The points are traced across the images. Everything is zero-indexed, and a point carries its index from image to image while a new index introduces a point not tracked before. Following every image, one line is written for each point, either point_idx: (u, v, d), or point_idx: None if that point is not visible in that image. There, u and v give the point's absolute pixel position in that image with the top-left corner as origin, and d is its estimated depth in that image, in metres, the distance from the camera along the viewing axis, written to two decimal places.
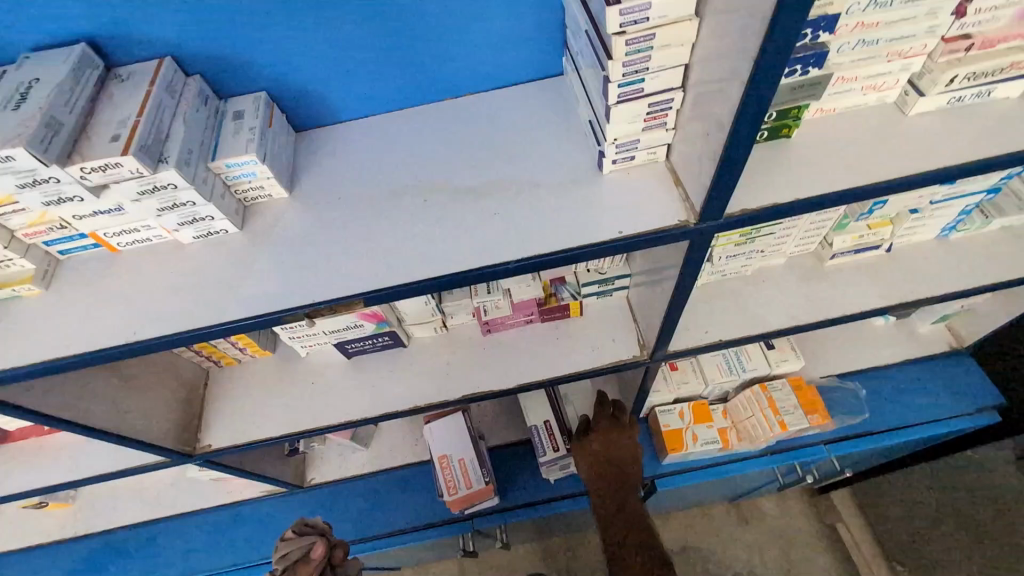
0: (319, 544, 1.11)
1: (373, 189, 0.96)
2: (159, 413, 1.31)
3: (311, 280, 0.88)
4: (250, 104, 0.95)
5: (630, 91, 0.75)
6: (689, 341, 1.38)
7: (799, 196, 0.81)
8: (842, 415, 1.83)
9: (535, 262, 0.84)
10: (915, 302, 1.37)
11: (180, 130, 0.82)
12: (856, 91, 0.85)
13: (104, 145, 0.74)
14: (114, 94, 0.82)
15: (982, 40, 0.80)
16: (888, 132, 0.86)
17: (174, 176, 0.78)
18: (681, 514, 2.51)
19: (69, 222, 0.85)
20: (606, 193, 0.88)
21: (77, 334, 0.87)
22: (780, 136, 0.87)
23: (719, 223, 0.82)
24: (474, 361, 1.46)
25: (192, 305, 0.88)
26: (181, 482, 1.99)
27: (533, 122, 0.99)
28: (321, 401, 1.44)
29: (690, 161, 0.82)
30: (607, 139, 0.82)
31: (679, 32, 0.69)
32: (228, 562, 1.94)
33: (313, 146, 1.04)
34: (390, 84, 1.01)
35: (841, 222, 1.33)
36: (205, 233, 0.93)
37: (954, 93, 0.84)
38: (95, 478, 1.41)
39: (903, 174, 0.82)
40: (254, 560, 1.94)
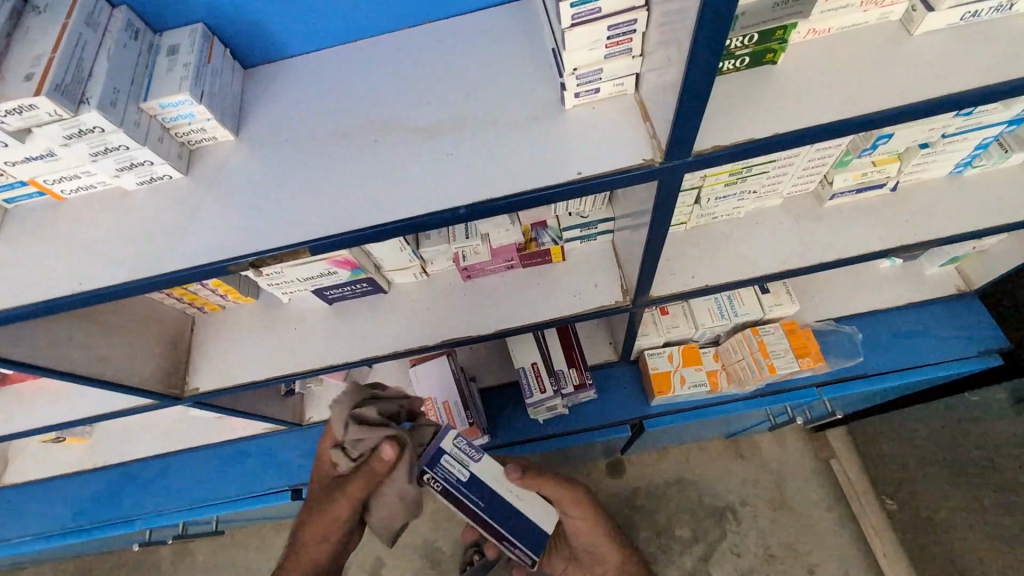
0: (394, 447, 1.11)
1: (323, 129, 0.90)
2: (142, 358, 1.32)
3: (258, 227, 0.85)
4: (186, 37, 0.87)
5: (585, 12, 0.67)
6: (674, 284, 1.33)
7: (778, 130, 0.73)
8: (836, 358, 1.80)
9: (487, 207, 0.78)
10: (918, 244, 1.29)
11: (103, 67, 0.76)
12: (853, 8, 0.74)
13: (18, 85, 0.69)
14: (29, 27, 0.75)
15: None
16: (889, 55, 0.76)
17: (99, 118, 0.73)
18: (676, 452, 2.56)
19: (3, 169, 0.81)
20: (568, 130, 0.81)
21: (28, 283, 0.86)
22: (764, 63, 0.78)
23: (687, 161, 0.74)
24: (456, 305, 1.44)
25: (140, 254, 0.86)
26: (187, 420, 2.07)
27: (495, 51, 0.90)
28: (305, 346, 1.45)
29: (657, 92, 0.74)
30: (565, 70, 0.74)
31: None
32: (235, 492, 2.05)
33: (262, 84, 0.97)
34: (339, 11, 0.93)
35: (843, 159, 1.24)
36: (149, 178, 0.89)
37: (967, 8, 0.74)
38: (93, 418, 1.46)
39: (901, 103, 0.73)
40: (260, 491, 2.05)
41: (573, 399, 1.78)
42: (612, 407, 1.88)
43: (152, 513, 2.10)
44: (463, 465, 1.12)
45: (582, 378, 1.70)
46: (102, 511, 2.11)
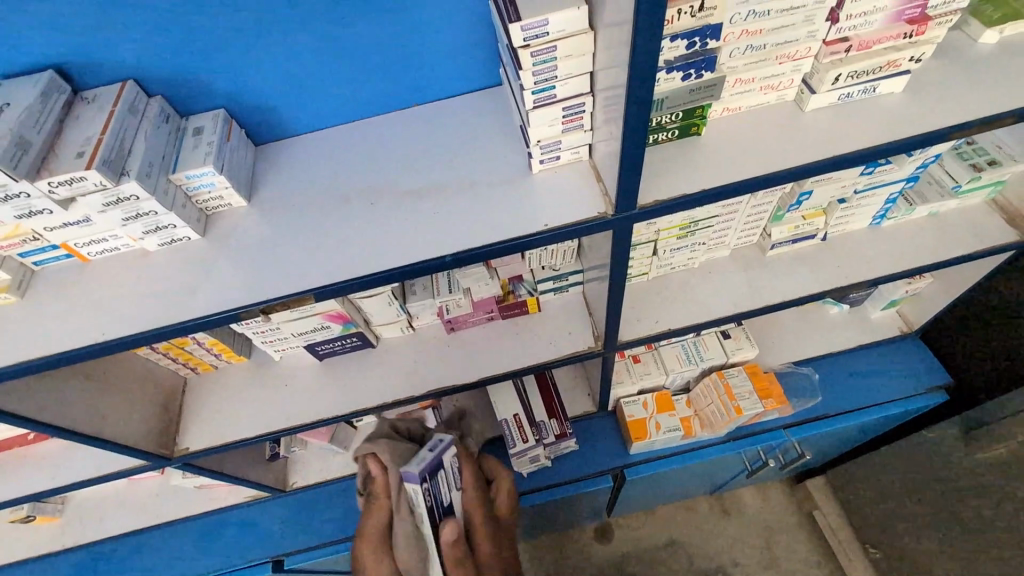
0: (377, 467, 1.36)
1: (325, 195, 1.04)
2: (136, 417, 1.37)
3: (268, 279, 0.96)
4: (209, 121, 1.03)
5: (544, 97, 0.84)
6: (641, 330, 1.46)
7: (703, 187, 0.90)
8: (797, 398, 1.93)
9: (469, 255, 0.92)
10: (849, 286, 1.46)
11: (141, 146, 0.90)
12: (755, 91, 0.94)
13: (70, 162, 0.82)
14: (80, 115, 0.89)
15: (859, 42, 0.89)
16: (788, 127, 0.95)
17: (136, 188, 0.86)
18: (664, 511, 2.61)
19: (40, 234, 0.92)
20: (536, 190, 0.97)
21: (52, 337, 0.94)
22: (691, 134, 0.96)
23: (633, 213, 0.90)
24: (440, 357, 1.53)
25: (158, 307, 0.96)
26: (167, 491, 2.03)
27: (473, 128, 1.08)
28: (296, 401, 1.51)
29: (606, 158, 0.90)
30: (531, 142, 0.90)
31: (578, 43, 0.78)
32: (214, 567, 1.98)
33: (271, 158, 1.12)
34: (341, 98, 1.10)
35: (777, 214, 1.41)
36: (169, 240, 1.00)
37: (841, 91, 0.94)
38: (78, 484, 1.46)
39: (798, 164, 0.91)
40: (237, 565, 1.97)
41: (556, 449, 1.84)
42: (594, 457, 1.93)
43: None
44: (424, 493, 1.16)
45: (563, 428, 1.76)
46: None
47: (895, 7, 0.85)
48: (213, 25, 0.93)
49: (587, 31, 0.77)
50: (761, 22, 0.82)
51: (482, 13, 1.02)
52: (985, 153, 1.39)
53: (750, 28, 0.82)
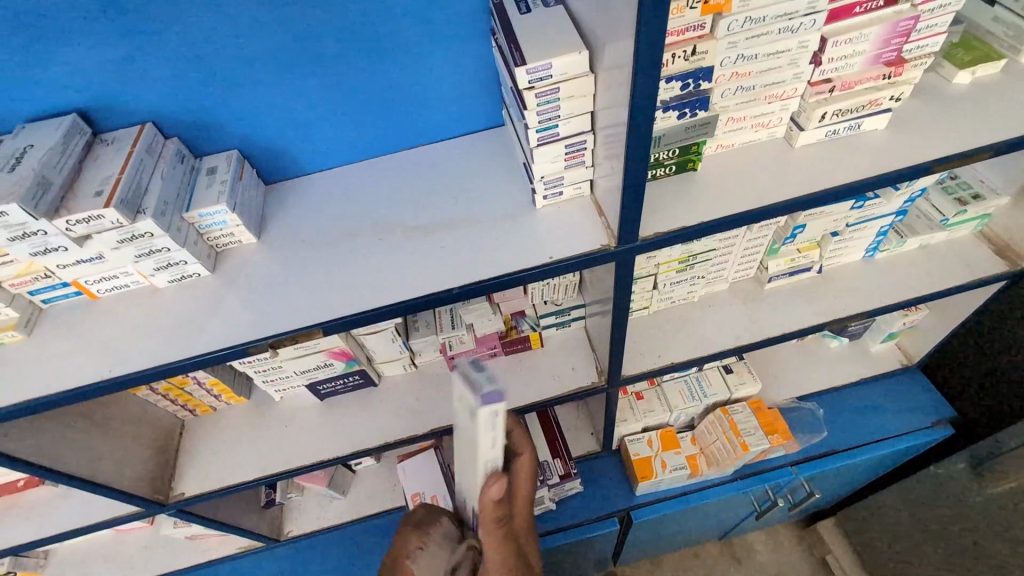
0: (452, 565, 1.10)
1: (334, 232, 1.07)
2: (133, 460, 1.33)
3: (276, 313, 0.97)
4: (223, 161, 1.06)
5: (548, 135, 0.88)
6: (644, 364, 1.46)
7: (702, 219, 0.93)
8: (802, 434, 1.90)
9: (477, 287, 0.94)
10: (847, 317, 1.48)
11: (157, 185, 0.92)
12: (747, 129, 0.99)
13: (88, 200, 0.84)
14: (99, 156, 0.93)
15: (842, 83, 0.94)
16: (780, 163, 1.00)
17: (151, 225, 0.88)
18: (673, 556, 2.54)
19: (52, 271, 0.93)
20: (539, 224, 0.99)
21: (58, 375, 0.94)
22: (687, 170, 1.00)
23: (635, 245, 0.92)
24: (443, 395, 1.52)
25: (165, 344, 0.96)
26: (157, 543, 1.95)
27: (478, 166, 1.12)
28: (296, 442, 1.48)
29: (607, 193, 0.94)
30: (535, 177, 0.94)
31: (580, 85, 0.82)
32: None
33: (281, 196, 1.15)
34: (350, 139, 1.15)
35: (773, 248, 1.45)
36: (179, 277, 1.02)
37: (829, 127, 0.98)
38: (68, 533, 1.41)
39: (792, 197, 0.95)
40: None
41: (560, 491, 1.79)
42: (599, 499, 1.89)
43: None
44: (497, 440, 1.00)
45: (567, 469, 1.72)
46: None
47: (874, 51, 0.91)
48: (232, 70, 0.99)
49: (587, 74, 0.82)
50: (750, 65, 0.87)
51: (485, 57, 1.08)
52: (968, 188, 1.46)
53: (739, 70, 0.87)
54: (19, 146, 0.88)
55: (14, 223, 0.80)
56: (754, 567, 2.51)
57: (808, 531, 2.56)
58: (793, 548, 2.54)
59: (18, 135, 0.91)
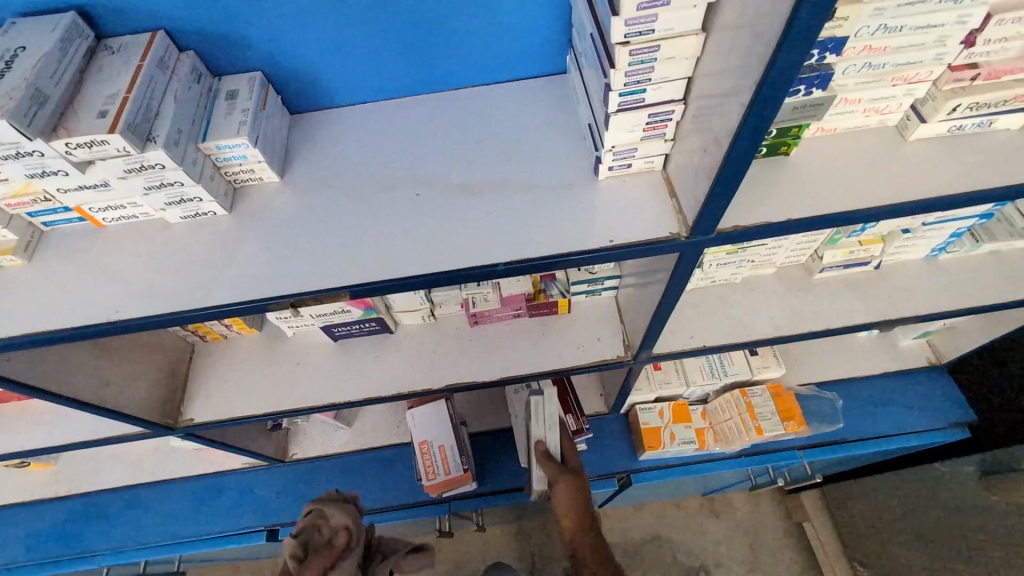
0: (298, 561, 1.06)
1: (368, 179, 0.94)
2: (142, 385, 1.29)
3: (297, 268, 0.86)
4: (245, 84, 0.92)
5: (631, 100, 0.74)
6: (674, 344, 1.38)
7: (790, 217, 0.81)
8: (818, 424, 1.81)
9: (525, 266, 0.83)
10: (897, 319, 1.38)
11: (170, 108, 0.80)
12: (858, 113, 0.84)
13: (91, 121, 0.73)
14: (103, 67, 0.79)
15: (988, 71, 0.79)
16: (885, 157, 0.86)
17: (162, 156, 0.76)
18: (655, 505, 2.61)
19: (53, 195, 0.83)
20: (602, 199, 0.87)
21: (60, 309, 0.86)
22: (779, 153, 0.87)
23: (709, 237, 0.81)
24: (461, 350, 1.46)
25: (175, 289, 0.87)
26: (164, 450, 1.96)
27: (533, 121, 0.97)
28: (306, 382, 1.43)
29: (685, 173, 0.81)
30: (605, 146, 0.81)
31: (684, 45, 0.67)
32: (203, 530, 1.89)
33: (308, 129, 1.02)
34: (390, 70, 0.99)
35: (833, 238, 1.33)
36: (193, 213, 0.91)
37: (955, 122, 0.84)
38: (74, 446, 1.39)
39: (895, 201, 0.82)
40: (229, 530, 1.89)
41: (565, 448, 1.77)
42: (600, 459, 1.88)
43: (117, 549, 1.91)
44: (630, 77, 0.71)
45: (579, 425, 1.67)
46: (54, 547, 1.90)
47: None
48: None
49: (697, 32, 0.67)
50: (889, 38, 0.71)
51: None
52: None
53: (874, 44, 0.72)
54: (9, 46, 0.75)
55: (5, 141, 0.69)
56: (731, 523, 2.56)
57: (788, 496, 2.59)
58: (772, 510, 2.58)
59: (7, 32, 0.77)
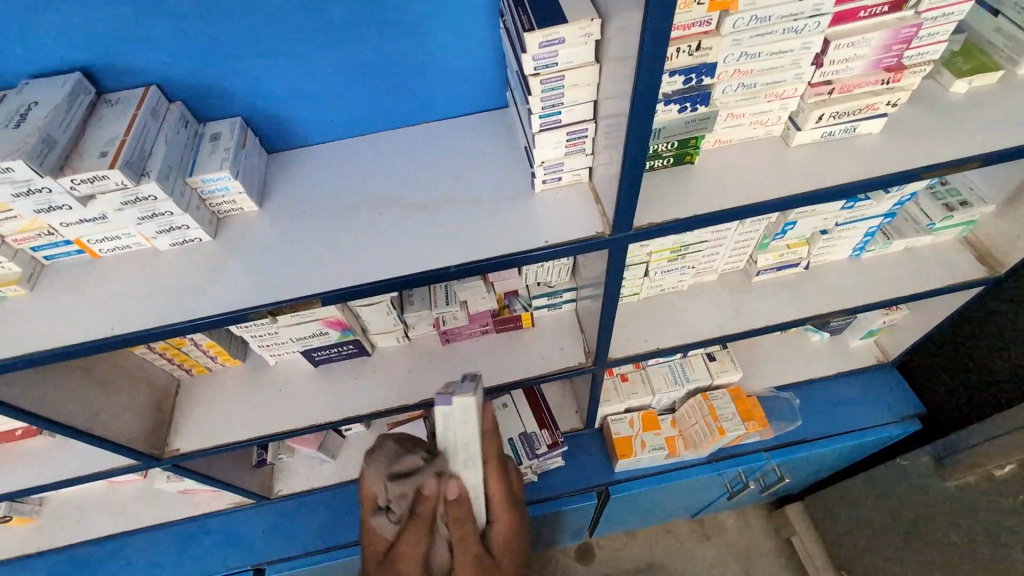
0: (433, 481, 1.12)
1: (336, 204, 1.08)
2: (130, 415, 1.35)
3: (274, 283, 0.98)
4: (226, 128, 1.06)
5: (550, 121, 0.90)
6: (629, 348, 1.48)
7: (693, 214, 0.96)
8: (778, 423, 1.90)
9: (474, 267, 0.95)
10: (829, 313, 1.52)
11: (161, 148, 0.93)
12: (746, 126, 1.02)
13: (93, 160, 0.85)
14: (104, 117, 0.93)
15: (842, 86, 0.99)
16: (772, 162, 1.03)
17: (155, 188, 0.89)
18: (647, 531, 2.48)
19: (56, 229, 0.95)
20: (539, 208, 1.01)
21: (60, 330, 0.96)
22: (685, 162, 1.02)
23: (628, 234, 0.95)
24: (435, 367, 1.54)
25: (164, 307, 0.97)
26: (148, 496, 1.93)
27: (479, 148, 1.12)
28: (288, 407, 1.49)
29: (605, 181, 0.96)
30: (535, 162, 0.96)
31: (584, 74, 0.84)
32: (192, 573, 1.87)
33: (283, 166, 1.15)
34: (354, 112, 1.14)
35: (763, 242, 1.46)
36: (181, 241, 1.03)
37: (825, 129, 1.03)
38: (61, 483, 1.42)
39: (779, 196, 0.98)
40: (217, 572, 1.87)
41: (543, 464, 1.78)
42: (579, 475, 1.89)
43: None
44: (545, 101, 0.87)
45: (554, 438, 1.67)
46: None
47: (874, 56, 0.95)
48: (241, 39, 0.98)
49: (593, 63, 0.83)
50: (752, 63, 0.91)
51: (492, 40, 1.08)
52: (956, 195, 1.48)
53: (742, 68, 0.91)
54: (24, 102, 0.88)
55: (20, 179, 0.81)
56: (723, 543, 2.45)
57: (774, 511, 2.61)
58: (761, 530, 2.49)
59: (22, 91, 0.91)
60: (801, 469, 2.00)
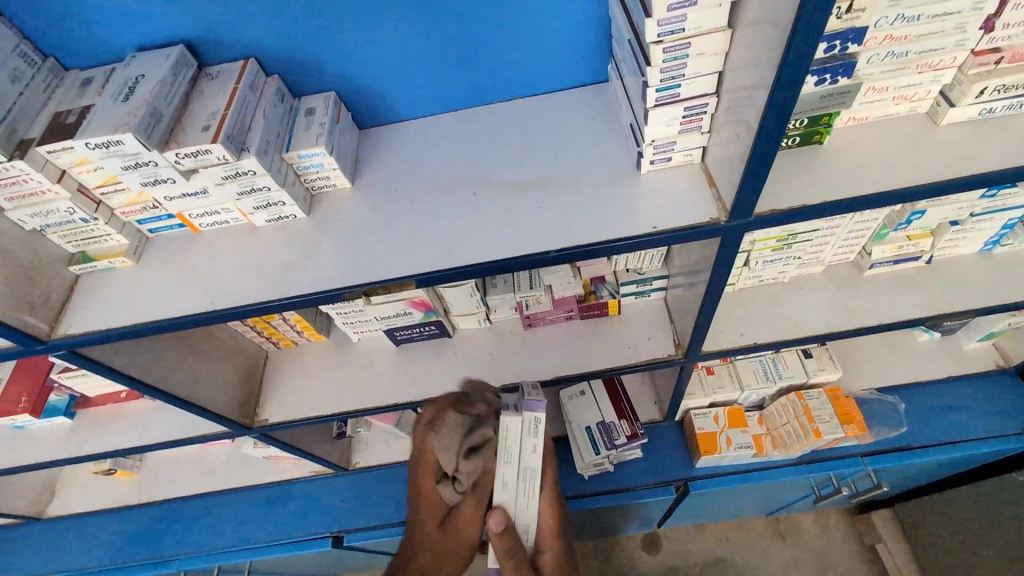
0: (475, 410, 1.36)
1: (428, 182, 1.04)
2: (221, 384, 1.40)
3: (369, 262, 0.96)
4: (321, 102, 1.04)
5: (668, 96, 0.81)
6: (723, 343, 1.38)
7: (827, 199, 0.85)
8: (880, 427, 1.75)
9: (575, 253, 0.89)
10: (953, 314, 1.35)
11: (260, 122, 0.92)
12: (888, 101, 0.89)
13: (196, 134, 0.85)
14: (205, 90, 0.92)
15: (1012, 54, 0.84)
16: (921, 141, 0.90)
17: (254, 163, 0.88)
18: (717, 526, 2.38)
19: (160, 203, 0.96)
20: (645, 191, 0.93)
21: (165, 303, 0.98)
22: (812, 142, 0.91)
23: (749, 220, 0.85)
24: (515, 352, 1.51)
25: (261, 283, 0.97)
26: (236, 459, 2.05)
27: (577, 125, 1.05)
28: (370, 384, 1.50)
29: (723, 162, 0.87)
30: (645, 141, 0.88)
31: (712, 42, 0.75)
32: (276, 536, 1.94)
33: (375, 142, 1.13)
34: (447, 87, 1.10)
35: (880, 232, 1.32)
36: (276, 217, 1.02)
37: (985, 105, 0.88)
38: (159, 444, 1.51)
39: (930, 181, 0.85)
40: (298, 536, 1.93)
41: (620, 455, 1.74)
42: (655, 468, 1.83)
43: (195, 554, 1.97)
44: (665, 72, 0.78)
45: (633, 430, 1.63)
46: (137, 551, 1.99)
47: None
48: (338, 9, 0.95)
49: (724, 29, 0.74)
50: (909, 27, 0.78)
51: (598, 7, 0.99)
52: None
53: (895, 33, 0.78)
54: (131, 76, 0.89)
55: (128, 153, 0.82)
56: (799, 546, 2.28)
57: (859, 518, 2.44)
58: (842, 534, 2.31)
59: (130, 64, 0.92)
60: (899, 477, 1.84)
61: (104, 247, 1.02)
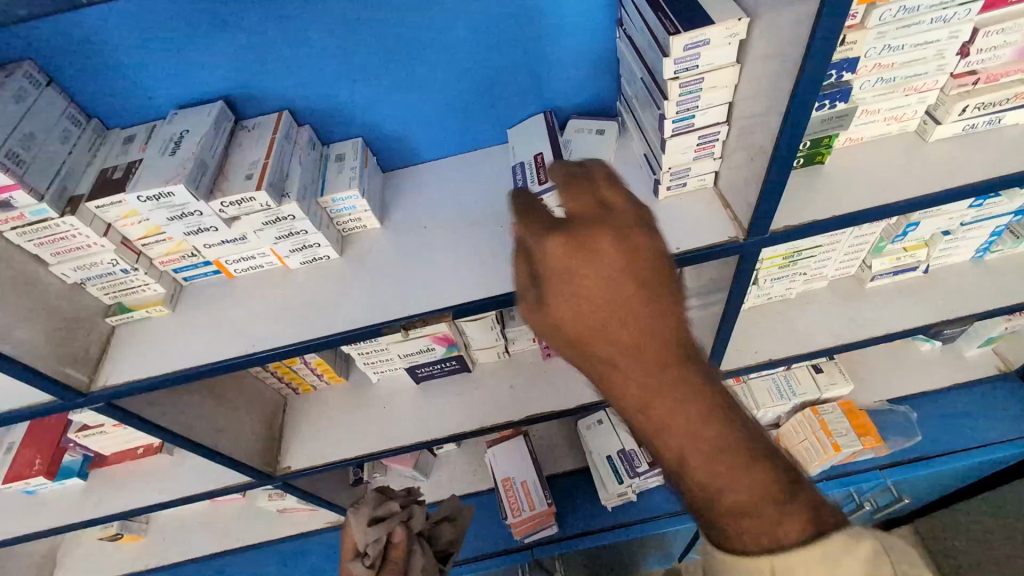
0: (399, 528, 1.08)
1: (455, 218, 1.09)
2: (244, 432, 1.39)
3: (404, 297, 0.99)
4: (350, 148, 1.10)
5: (683, 126, 0.88)
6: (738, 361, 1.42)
7: (834, 214, 0.91)
8: (895, 438, 1.77)
9: None
10: (954, 319, 1.41)
11: (297, 170, 0.97)
12: (879, 122, 0.98)
13: (240, 183, 0.89)
14: (244, 142, 0.98)
15: (987, 75, 0.93)
16: (912, 157, 0.97)
17: (294, 208, 0.92)
18: None
19: (199, 250, 0.99)
20: (664, 215, 0.99)
21: (203, 350, 0.99)
22: (814, 163, 0.98)
23: (765, 238, 0.91)
24: (535, 382, 1.52)
25: (298, 325, 1.00)
26: (248, 514, 1.98)
27: None
28: (393, 424, 1.50)
29: (736, 184, 0.93)
30: (663, 168, 0.94)
31: (722, 76, 0.82)
32: None
33: (399, 184, 1.18)
34: (466, 129, 1.16)
35: (879, 246, 1.39)
36: (310, 259, 1.06)
37: (967, 121, 0.96)
38: (177, 500, 1.47)
39: (926, 194, 0.92)
40: None
41: (643, 483, 1.70)
42: None
43: None
44: (680, 105, 0.84)
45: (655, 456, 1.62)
46: None
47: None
48: (365, 61, 1.02)
49: (733, 64, 0.81)
50: (895, 56, 0.87)
51: (606, 51, 1.08)
52: None
53: (883, 62, 0.87)
54: (176, 131, 0.94)
55: (177, 203, 0.86)
56: None
57: None
58: None
59: (173, 121, 0.97)
60: (918, 491, 1.85)
61: (140, 297, 1.04)
